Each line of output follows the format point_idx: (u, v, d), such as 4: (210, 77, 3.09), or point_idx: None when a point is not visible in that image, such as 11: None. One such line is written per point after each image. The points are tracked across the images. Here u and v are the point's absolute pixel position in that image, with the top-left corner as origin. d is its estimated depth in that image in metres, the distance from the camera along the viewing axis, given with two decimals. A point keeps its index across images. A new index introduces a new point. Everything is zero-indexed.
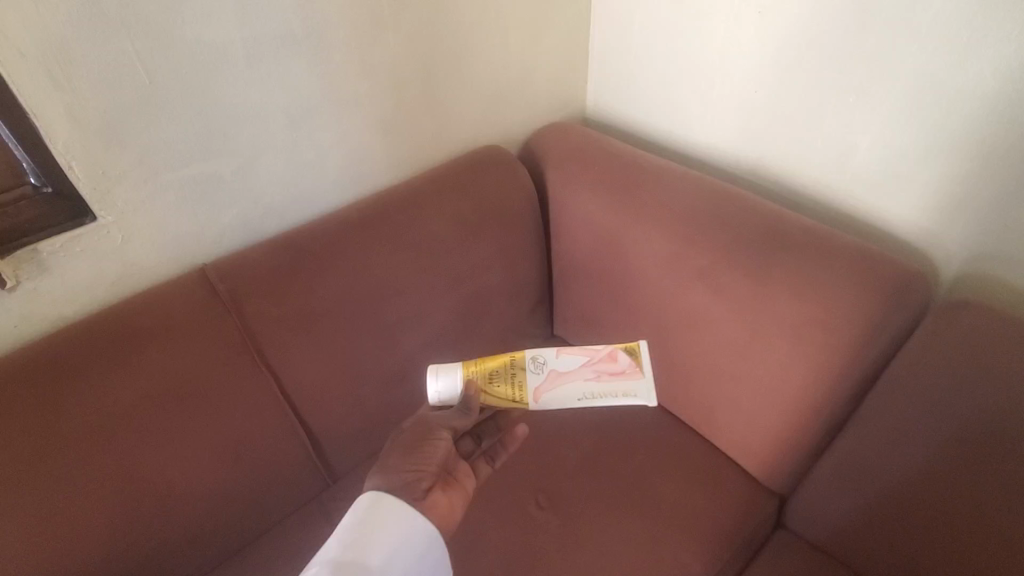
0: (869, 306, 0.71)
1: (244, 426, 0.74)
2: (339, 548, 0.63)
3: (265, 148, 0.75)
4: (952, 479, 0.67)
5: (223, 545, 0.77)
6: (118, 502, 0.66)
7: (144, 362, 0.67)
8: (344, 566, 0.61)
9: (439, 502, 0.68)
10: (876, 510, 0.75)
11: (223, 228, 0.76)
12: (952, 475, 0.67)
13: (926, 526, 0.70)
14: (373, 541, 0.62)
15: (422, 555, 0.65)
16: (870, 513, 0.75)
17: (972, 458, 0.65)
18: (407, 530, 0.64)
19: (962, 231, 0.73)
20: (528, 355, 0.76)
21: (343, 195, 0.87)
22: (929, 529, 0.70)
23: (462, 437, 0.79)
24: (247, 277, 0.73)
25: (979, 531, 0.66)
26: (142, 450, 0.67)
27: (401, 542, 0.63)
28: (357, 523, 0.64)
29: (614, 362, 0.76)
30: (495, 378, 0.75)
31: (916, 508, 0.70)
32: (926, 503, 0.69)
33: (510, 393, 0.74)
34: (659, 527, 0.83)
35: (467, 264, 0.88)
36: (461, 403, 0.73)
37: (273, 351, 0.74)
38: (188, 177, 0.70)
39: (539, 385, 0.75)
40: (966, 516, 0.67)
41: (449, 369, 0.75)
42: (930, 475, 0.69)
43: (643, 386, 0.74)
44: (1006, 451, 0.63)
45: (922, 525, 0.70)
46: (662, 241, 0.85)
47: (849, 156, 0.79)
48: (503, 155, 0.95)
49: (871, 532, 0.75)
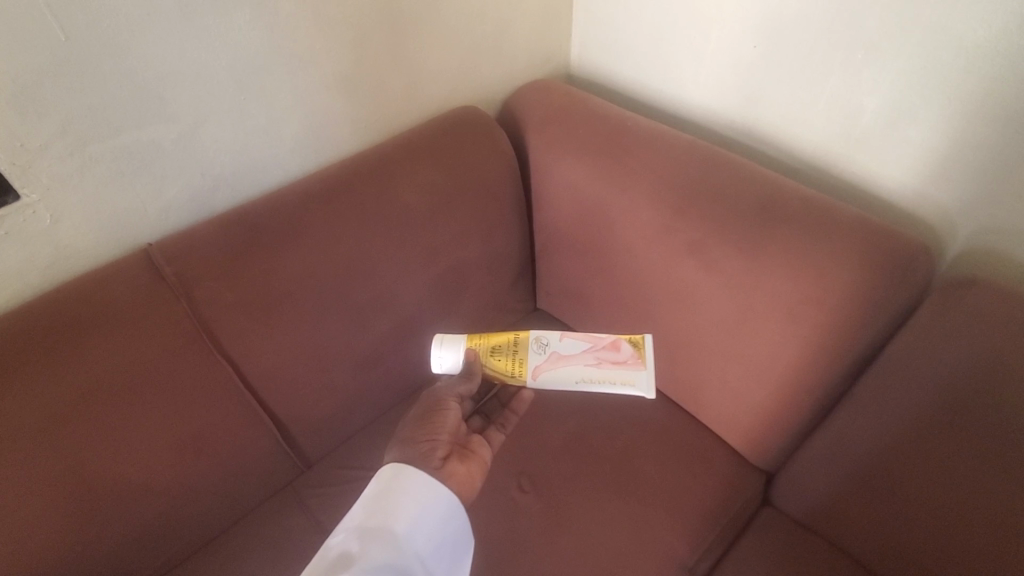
0: (866, 283, 0.66)
1: (203, 417, 0.69)
2: (363, 515, 0.63)
3: (209, 113, 0.67)
4: (947, 456, 0.64)
5: (190, 538, 0.74)
6: (68, 503, 0.62)
7: (86, 353, 0.62)
8: (370, 533, 0.62)
9: (458, 469, 0.68)
10: (864, 487, 0.71)
11: (170, 201, 0.70)
12: (945, 448, 0.64)
13: (917, 500, 0.67)
14: (396, 509, 0.63)
15: (446, 521, 0.65)
16: (857, 489, 0.72)
17: (966, 429, 0.62)
18: (430, 497, 0.64)
19: (975, 202, 0.67)
20: (532, 335, 0.77)
21: (305, 163, 0.80)
22: (920, 504, 0.67)
23: (471, 417, 0.80)
24: (197, 257, 0.67)
25: (972, 505, 0.63)
26: (89, 448, 0.62)
27: (424, 509, 0.63)
28: (381, 492, 0.65)
29: (616, 351, 0.74)
30: (497, 351, 0.76)
31: (906, 483, 0.67)
32: (917, 476, 0.66)
33: (509, 366, 0.75)
34: (645, 508, 0.80)
35: (443, 238, 0.82)
36: (465, 368, 0.75)
37: (230, 335, 0.69)
38: (123, 147, 0.63)
39: (539, 363, 0.74)
40: (961, 490, 0.63)
41: (454, 340, 0.77)
42: (921, 448, 0.66)
43: (645, 376, 0.72)
44: (1001, 423, 0.60)
45: (913, 499, 0.67)
46: (649, 212, 0.79)
47: (854, 118, 0.72)
48: (481, 117, 0.88)
49: (858, 508, 0.72)
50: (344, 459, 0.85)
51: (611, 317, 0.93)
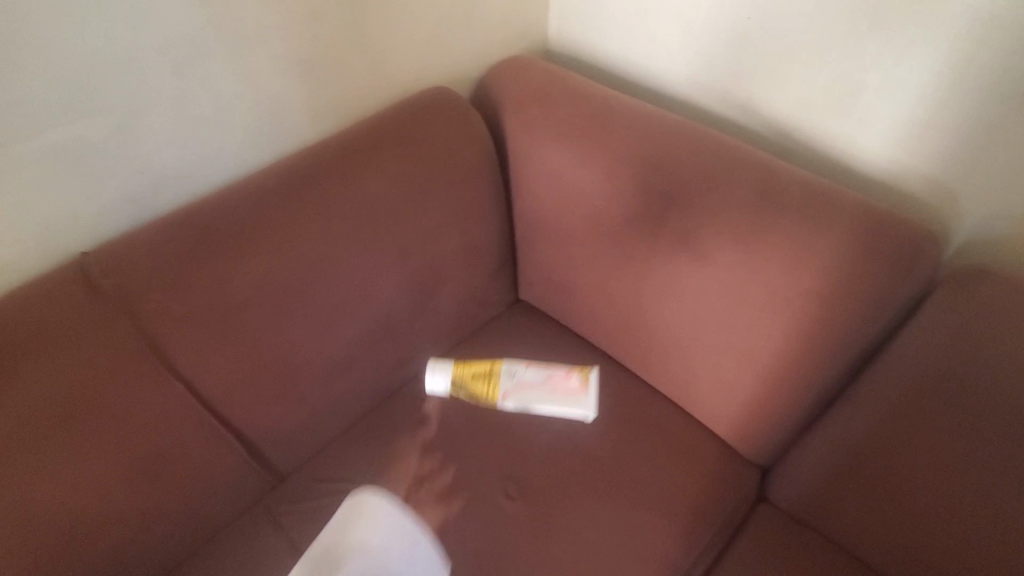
0: (867, 274, 0.63)
1: (156, 440, 0.63)
2: None
3: (144, 103, 0.60)
4: (946, 450, 0.61)
5: (153, 567, 0.69)
6: (7, 545, 0.56)
7: (16, 380, 0.55)
8: None
9: None
10: (857, 480, 0.68)
11: (105, 204, 0.62)
12: (947, 442, 0.61)
13: (912, 495, 0.64)
14: None
15: None
16: (849, 482, 0.69)
17: (970, 424, 0.59)
18: None
19: (982, 186, 0.64)
20: None
21: (259, 155, 0.73)
22: (915, 498, 0.64)
23: None
24: (140, 266, 0.61)
25: (971, 502, 0.60)
26: (27, 483, 0.56)
27: None
28: None
29: None
30: None
31: (902, 476, 0.64)
32: (914, 470, 0.63)
33: None
34: (638, 511, 0.76)
35: (415, 232, 0.76)
36: None
37: (182, 350, 0.63)
38: (44, 146, 0.56)
39: (508, 387, 0.86)
40: (960, 487, 0.60)
41: None
42: (920, 441, 0.62)
43: None
44: (1007, 418, 0.57)
45: (908, 493, 0.64)
46: (636, 200, 0.74)
47: (854, 96, 0.67)
48: (453, 99, 0.81)
49: (850, 500, 0.69)
50: (318, 472, 0.80)
51: (597, 310, 0.88)
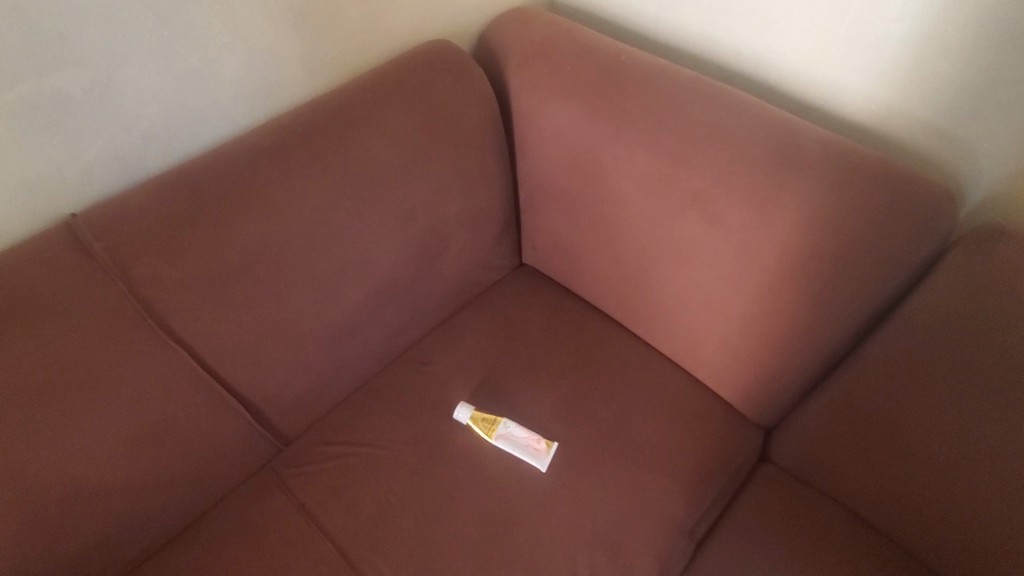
0: (883, 234, 0.61)
1: (157, 407, 0.62)
2: None
3: (127, 54, 0.56)
4: (952, 409, 0.61)
5: (161, 530, 0.69)
6: (10, 512, 0.55)
7: (8, 347, 0.54)
8: None
9: None
10: (861, 438, 0.69)
11: (90, 163, 0.59)
12: (953, 401, 0.61)
13: (916, 453, 0.64)
14: None
15: None
16: (853, 440, 0.70)
17: (978, 384, 0.59)
18: None
19: (1005, 142, 0.62)
20: None
21: (253, 112, 0.69)
22: (918, 457, 0.64)
23: None
24: (132, 228, 0.58)
25: (975, 462, 0.60)
26: (26, 450, 0.55)
27: None
28: None
29: None
30: None
31: (907, 435, 0.65)
32: (919, 429, 0.64)
33: None
34: (644, 472, 0.77)
35: (417, 193, 0.74)
36: None
37: (181, 315, 0.61)
38: (20, 100, 0.52)
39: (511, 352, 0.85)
40: (965, 446, 0.60)
41: None
42: (926, 400, 0.63)
43: None
44: (1016, 379, 0.57)
45: (912, 452, 0.65)
46: (646, 159, 0.71)
47: (876, 48, 0.64)
48: (455, 53, 0.77)
49: (853, 458, 0.70)
50: (323, 436, 0.79)
51: (603, 273, 0.86)
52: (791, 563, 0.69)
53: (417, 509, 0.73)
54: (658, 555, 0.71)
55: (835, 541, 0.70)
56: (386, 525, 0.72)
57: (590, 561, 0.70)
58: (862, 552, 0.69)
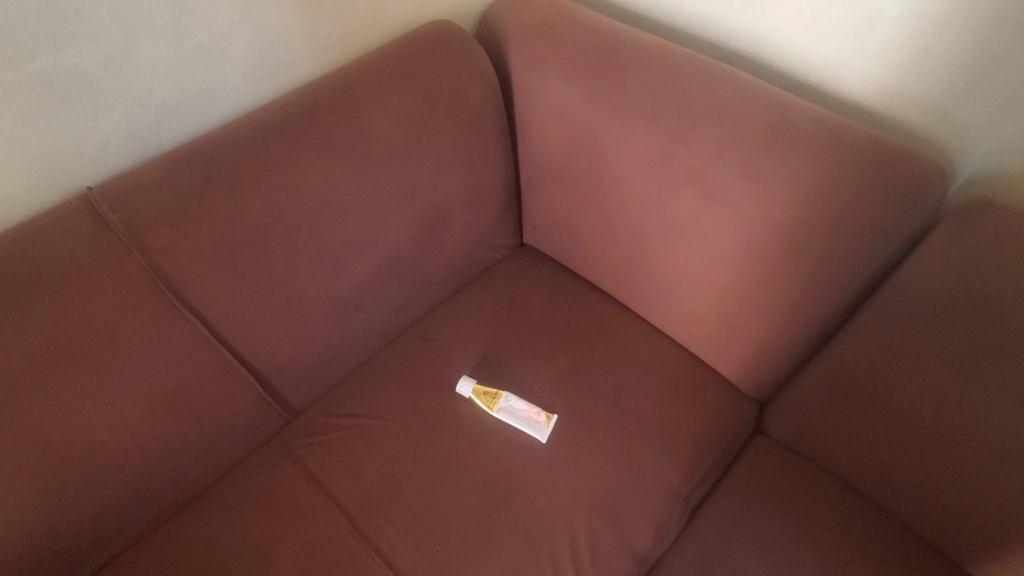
0: (874, 209, 0.63)
1: (171, 375, 0.64)
2: None
3: (141, 31, 0.58)
4: (940, 379, 0.63)
5: (175, 495, 0.72)
6: (35, 472, 0.58)
7: (30, 313, 0.56)
8: None
9: None
10: (852, 411, 0.71)
11: (105, 138, 0.61)
12: (942, 372, 0.63)
13: (906, 424, 0.66)
14: None
15: None
16: (845, 412, 0.72)
17: (963, 354, 0.61)
18: None
19: (993, 119, 0.63)
20: None
21: (260, 90, 0.71)
22: (908, 427, 0.66)
23: None
24: (147, 201, 0.60)
25: (961, 430, 0.62)
26: (49, 414, 0.58)
27: None
28: None
29: None
30: None
31: (898, 406, 0.67)
32: (908, 400, 0.66)
33: None
34: (641, 442, 0.79)
35: (420, 171, 0.75)
36: None
37: (193, 287, 0.63)
38: (38, 74, 0.54)
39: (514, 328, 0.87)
40: (952, 415, 0.62)
41: None
42: (917, 372, 0.64)
43: None
44: (998, 348, 0.59)
45: (902, 423, 0.67)
46: (644, 137, 0.73)
47: (870, 26, 0.66)
48: (457, 34, 0.78)
49: (845, 430, 0.72)
50: (330, 408, 0.82)
51: (602, 250, 0.88)
52: (783, 531, 0.71)
53: (421, 477, 0.76)
54: (654, 520, 0.74)
55: (827, 510, 0.72)
56: (392, 491, 0.75)
57: (589, 526, 0.73)
58: (852, 520, 0.71)
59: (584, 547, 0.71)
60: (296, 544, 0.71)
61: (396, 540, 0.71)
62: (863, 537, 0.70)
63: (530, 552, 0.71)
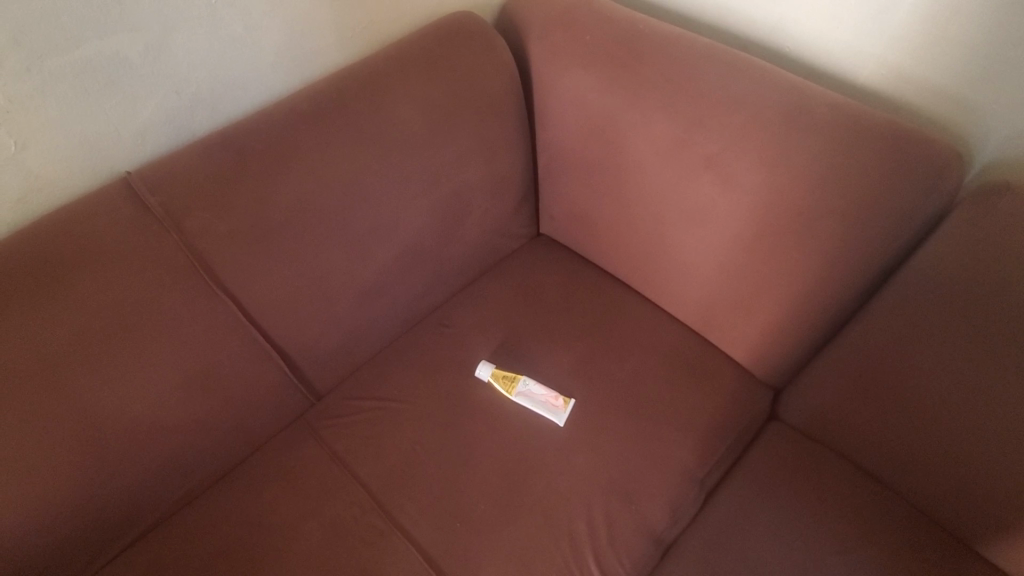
0: (891, 194, 0.64)
1: (203, 354, 0.67)
2: None
3: (178, 19, 0.60)
4: (957, 363, 0.63)
5: (206, 472, 0.74)
6: (76, 444, 0.61)
7: (75, 291, 0.59)
8: None
9: None
10: (868, 395, 0.72)
11: (143, 124, 0.64)
12: (958, 356, 0.63)
13: (922, 408, 0.67)
14: None
15: None
16: (860, 397, 0.72)
17: (980, 338, 0.62)
18: None
19: (1010, 103, 0.64)
20: None
21: (289, 80, 0.73)
22: (924, 411, 0.67)
23: None
24: (183, 186, 0.63)
25: (979, 414, 0.62)
26: (91, 388, 0.60)
27: None
28: None
29: None
30: None
31: (914, 390, 0.67)
32: (925, 384, 0.66)
33: None
34: (657, 426, 0.80)
35: (442, 159, 0.77)
36: None
37: (226, 268, 0.66)
38: (83, 61, 0.57)
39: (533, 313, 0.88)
40: (968, 399, 0.63)
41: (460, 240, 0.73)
42: (933, 356, 0.65)
43: None
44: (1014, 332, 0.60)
45: (918, 407, 0.67)
46: (662, 124, 0.74)
47: (889, 12, 0.66)
48: (478, 24, 0.80)
49: (861, 415, 0.73)
50: (353, 392, 0.84)
51: (618, 239, 0.89)
52: (799, 514, 0.72)
53: (442, 457, 0.78)
54: (670, 501, 0.75)
55: (843, 494, 0.73)
56: (414, 471, 0.77)
57: (606, 506, 0.74)
58: (866, 504, 0.72)
59: (602, 527, 0.73)
60: (321, 521, 0.73)
61: (418, 518, 0.73)
62: (878, 521, 0.71)
63: (549, 531, 0.72)
